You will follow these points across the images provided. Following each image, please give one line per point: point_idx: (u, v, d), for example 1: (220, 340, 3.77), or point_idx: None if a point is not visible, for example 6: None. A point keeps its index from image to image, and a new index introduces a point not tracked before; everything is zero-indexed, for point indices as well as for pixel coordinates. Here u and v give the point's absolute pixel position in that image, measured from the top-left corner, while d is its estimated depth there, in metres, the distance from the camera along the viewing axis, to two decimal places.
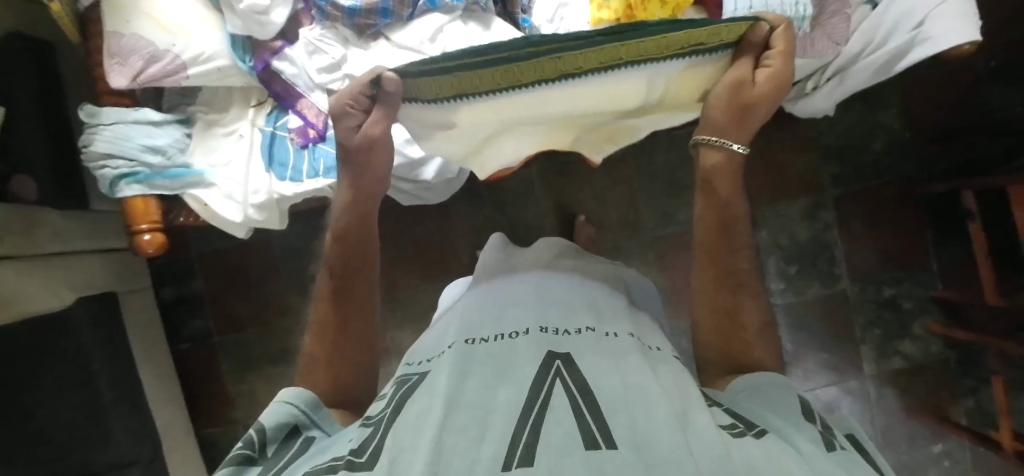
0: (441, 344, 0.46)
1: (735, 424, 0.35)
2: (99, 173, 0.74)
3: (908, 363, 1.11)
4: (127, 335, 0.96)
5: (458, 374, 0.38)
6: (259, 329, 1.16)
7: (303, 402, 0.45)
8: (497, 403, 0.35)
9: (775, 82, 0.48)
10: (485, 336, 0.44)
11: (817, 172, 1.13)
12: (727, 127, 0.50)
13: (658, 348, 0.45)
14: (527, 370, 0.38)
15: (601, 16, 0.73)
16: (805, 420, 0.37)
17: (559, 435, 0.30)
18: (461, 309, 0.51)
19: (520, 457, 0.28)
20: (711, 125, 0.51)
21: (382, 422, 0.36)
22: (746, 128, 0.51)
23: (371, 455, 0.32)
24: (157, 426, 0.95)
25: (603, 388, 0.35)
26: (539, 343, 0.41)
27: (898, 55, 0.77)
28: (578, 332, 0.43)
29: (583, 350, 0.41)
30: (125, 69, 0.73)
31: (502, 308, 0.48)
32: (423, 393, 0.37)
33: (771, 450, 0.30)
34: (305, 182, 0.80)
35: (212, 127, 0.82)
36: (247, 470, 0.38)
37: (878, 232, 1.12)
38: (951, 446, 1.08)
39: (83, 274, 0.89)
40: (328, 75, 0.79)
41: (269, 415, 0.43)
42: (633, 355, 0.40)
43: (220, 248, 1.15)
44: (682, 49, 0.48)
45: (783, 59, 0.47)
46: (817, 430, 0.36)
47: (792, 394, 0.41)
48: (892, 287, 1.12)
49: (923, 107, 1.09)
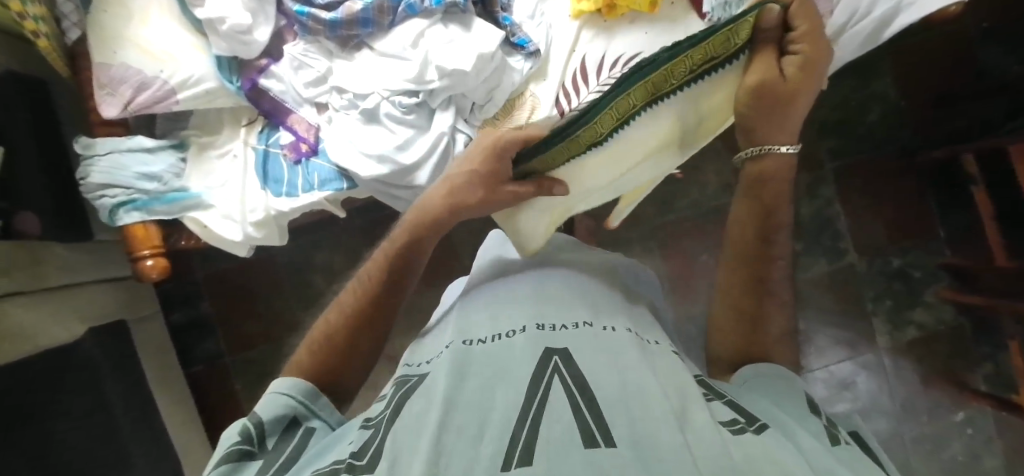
0: (439, 345, 0.46)
1: (735, 420, 0.34)
2: (98, 203, 0.75)
3: (921, 333, 1.10)
4: (140, 361, 0.97)
5: (457, 374, 0.38)
6: (269, 345, 1.17)
7: (301, 390, 0.41)
8: (495, 403, 0.34)
9: (806, 69, 0.46)
10: (482, 336, 0.44)
11: (814, 147, 1.12)
12: (770, 128, 0.49)
13: (656, 341, 0.45)
14: (525, 369, 0.37)
15: (581, 8, 0.79)
16: (810, 413, 0.37)
17: (558, 432, 0.30)
18: (460, 312, 0.50)
19: (519, 457, 0.28)
20: (751, 136, 0.50)
21: (382, 423, 0.35)
22: (790, 128, 0.49)
23: (371, 457, 0.31)
24: (175, 448, 0.96)
25: (602, 385, 0.35)
26: (537, 340, 0.41)
27: (885, 20, 0.77)
28: (575, 327, 0.43)
29: (581, 345, 0.40)
30: (115, 99, 0.74)
31: (501, 309, 0.48)
32: (422, 394, 0.37)
33: (771, 446, 0.30)
34: (301, 196, 0.81)
35: (206, 150, 0.83)
36: (245, 465, 0.34)
37: (881, 203, 1.11)
38: (973, 414, 1.06)
39: (88, 304, 0.90)
40: (315, 89, 0.81)
41: (265, 405, 0.39)
42: (631, 350, 0.40)
43: (225, 268, 1.17)
44: (701, 63, 0.51)
45: (808, 40, 0.46)
46: (822, 423, 0.36)
47: (798, 391, 0.40)
48: (900, 257, 1.10)
49: (915, 73, 1.08)
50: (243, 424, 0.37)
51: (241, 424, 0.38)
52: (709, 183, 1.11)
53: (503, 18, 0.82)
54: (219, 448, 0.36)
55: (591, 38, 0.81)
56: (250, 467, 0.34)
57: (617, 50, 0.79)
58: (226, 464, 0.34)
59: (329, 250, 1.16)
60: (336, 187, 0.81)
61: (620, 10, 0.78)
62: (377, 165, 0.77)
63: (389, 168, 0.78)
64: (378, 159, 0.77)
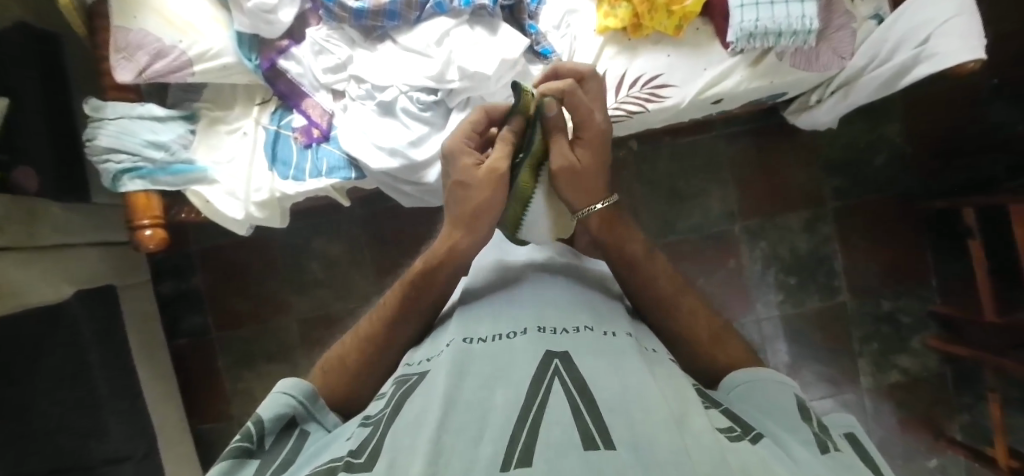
0: (440, 342, 0.44)
1: (732, 428, 0.33)
2: (102, 167, 0.75)
3: (905, 377, 1.11)
4: (125, 328, 0.96)
5: (456, 372, 0.36)
6: (257, 325, 1.16)
7: (303, 392, 0.40)
8: (495, 402, 0.33)
9: (586, 115, 0.57)
10: (483, 336, 0.42)
11: (818, 185, 1.13)
12: (586, 189, 0.56)
13: (656, 349, 0.43)
14: (524, 371, 0.36)
15: (607, 24, 0.78)
16: (801, 422, 0.36)
17: (557, 435, 0.29)
18: (451, 328, 0.45)
19: (519, 458, 0.27)
20: (588, 195, 0.56)
21: (382, 422, 0.34)
22: (596, 190, 0.56)
23: (370, 456, 0.30)
24: (152, 420, 0.95)
25: (603, 388, 0.33)
26: (537, 343, 0.39)
27: (904, 69, 0.77)
28: (576, 331, 0.41)
29: (584, 349, 0.39)
30: (130, 64, 0.73)
31: (500, 345, 0.40)
32: (423, 391, 0.35)
33: (767, 456, 0.29)
34: (308, 182, 0.80)
35: (217, 124, 0.83)
36: (245, 464, 0.35)
37: (877, 246, 1.12)
38: (946, 461, 1.09)
39: (80, 267, 0.88)
40: (333, 75, 0.81)
41: (269, 405, 0.38)
42: (632, 355, 0.38)
43: (221, 244, 1.15)
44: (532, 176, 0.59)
45: (582, 116, 0.57)
46: (813, 431, 0.35)
47: (789, 392, 0.39)
48: (892, 301, 1.12)
49: (925, 122, 1.10)
50: (244, 427, 0.36)
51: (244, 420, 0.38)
52: (710, 210, 1.13)
53: (529, 26, 0.82)
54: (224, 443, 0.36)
55: (614, 54, 0.82)
56: (248, 471, 0.34)
57: (637, 71, 0.80)
58: (224, 465, 0.34)
59: (328, 237, 1.15)
60: (345, 176, 0.81)
61: (645, 31, 0.79)
62: (387, 158, 0.77)
63: (400, 162, 0.78)
64: (390, 152, 0.77)
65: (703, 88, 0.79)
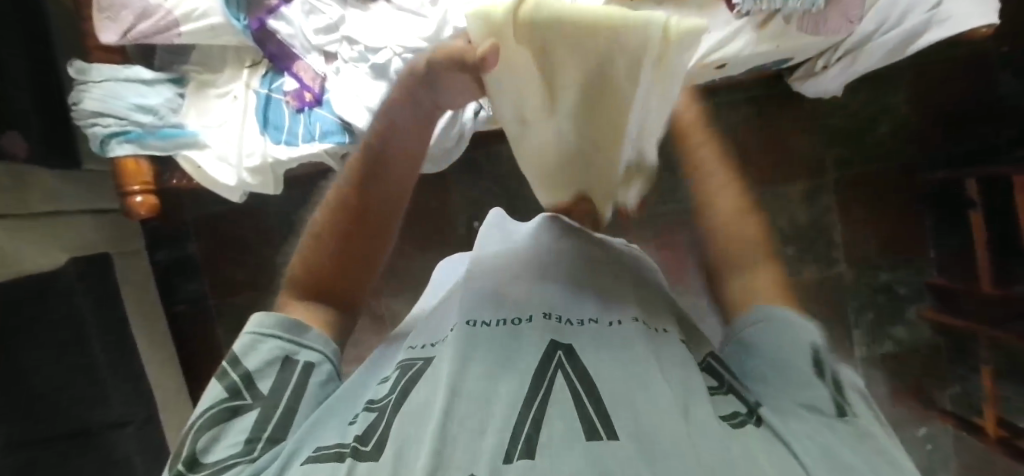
0: (444, 326, 0.43)
1: (736, 412, 0.33)
2: (90, 131, 0.73)
3: (898, 348, 1.12)
4: (121, 294, 0.95)
5: (459, 358, 0.35)
6: (253, 293, 1.15)
7: (285, 326, 0.40)
8: (498, 392, 0.32)
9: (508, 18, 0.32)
10: (487, 318, 0.39)
11: (821, 155, 1.11)
12: None
13: (666, 329, 0.41)
14: (525, 360, 0.35)
15: None
16: (814, 380, 0.34)
17: (562, 428, 0.29)
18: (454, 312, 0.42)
19: (522, 448, 0.28)
20: None
21: (389, 406, 0.34)
22: None
23: (377, 444, 0.30)
24: (151, 386, 0.96)
25: (608, 380, 0.33)
26: (542, 330, 0.38)
27: (914, 35, 0.75)
28: (581, 323, 0.40)
29: (589, 341, 0.37)
30: (114, 25, 0.70)
31: (507, 335, 0.37)
32: (427, 378, 0.35)
33: (768, 444, 0.30)
34: (301, 147, 0.78)
35: (205, 88, 0.81)
36: (236, 418, 0.35)
37: (877, 217, 1.11)
38: (935, 430, 1.10)
39: (67, 234, 0.87)
40: (325, 36, 0.80)
41: (253, 353, 0.38)
42: (639, 341, 0.37)
43: (215, 212, 1.14)
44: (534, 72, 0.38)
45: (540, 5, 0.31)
46: (827, 394, 0.33)
47: (803, 347, 0.36)
48: (889, 272, 1.12)
49: (932, 92, 1.08)
50: (229, 380, 0.36)
51: (230, 365, 0.38)
52: None
53: None
54: (208, 395, 0.36)
55: None
56: (244, 423, 0.34)
57: None
58: (216, 427, 0.34)
59: None
60: (339, 141, 0.78)
61: None
62: None
63: None
64: None
65: (707, 51, 0.77)
